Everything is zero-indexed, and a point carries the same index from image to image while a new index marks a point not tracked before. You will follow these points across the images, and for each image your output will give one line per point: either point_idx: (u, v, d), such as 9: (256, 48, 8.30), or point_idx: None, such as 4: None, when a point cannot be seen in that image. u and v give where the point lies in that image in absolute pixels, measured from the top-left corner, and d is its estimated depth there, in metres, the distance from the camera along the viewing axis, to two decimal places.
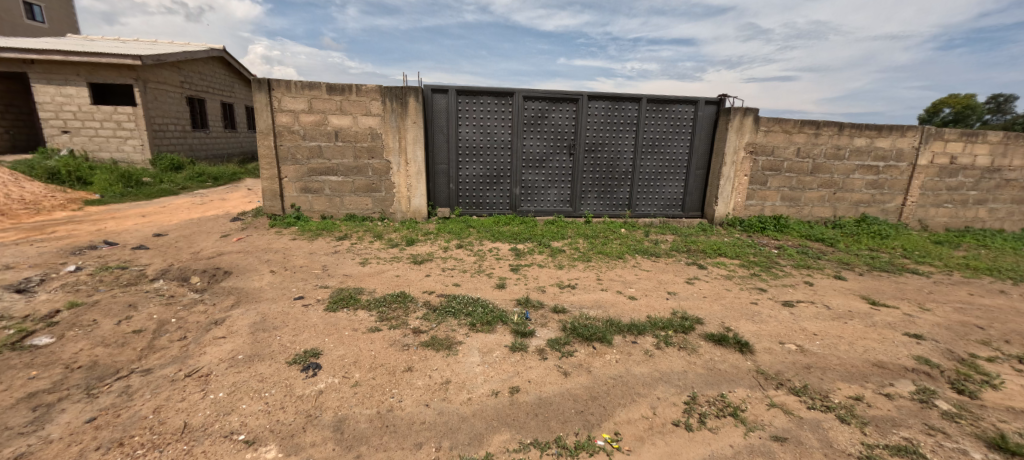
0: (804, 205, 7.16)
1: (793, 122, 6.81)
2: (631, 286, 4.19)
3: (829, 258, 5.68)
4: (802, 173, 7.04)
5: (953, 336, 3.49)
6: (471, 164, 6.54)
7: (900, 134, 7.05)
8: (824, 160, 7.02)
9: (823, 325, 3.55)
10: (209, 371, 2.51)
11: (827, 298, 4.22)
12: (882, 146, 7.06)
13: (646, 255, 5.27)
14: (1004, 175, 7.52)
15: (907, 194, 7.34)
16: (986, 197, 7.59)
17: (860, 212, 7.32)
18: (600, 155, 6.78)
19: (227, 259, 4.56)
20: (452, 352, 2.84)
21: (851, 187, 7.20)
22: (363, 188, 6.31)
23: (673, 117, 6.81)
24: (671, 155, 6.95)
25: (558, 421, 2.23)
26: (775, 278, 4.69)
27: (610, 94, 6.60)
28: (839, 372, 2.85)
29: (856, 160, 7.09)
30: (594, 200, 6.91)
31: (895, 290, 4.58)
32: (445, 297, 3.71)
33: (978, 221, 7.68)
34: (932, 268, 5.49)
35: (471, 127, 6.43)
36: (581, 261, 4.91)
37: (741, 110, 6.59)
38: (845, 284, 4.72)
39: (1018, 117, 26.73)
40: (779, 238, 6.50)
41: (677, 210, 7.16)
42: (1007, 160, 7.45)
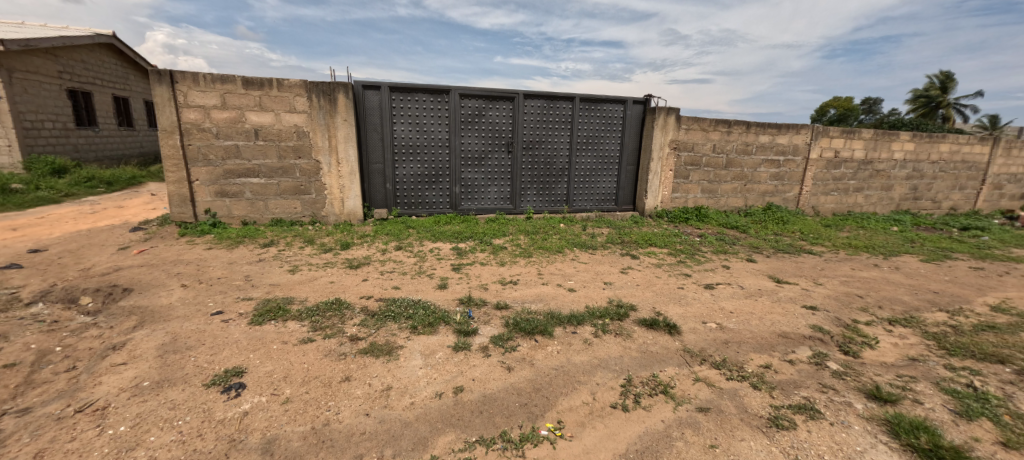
0: (721, 196, 7.86)
1: (709, 121, 7.44)
2: (570, 279, 4.34)
3: (742, 243, 6.28)
4: (718, 167, 7.72)
5: (839, 305, 4.04)
6: (408, 164, 6.36)
7: (795, 132, 7.98)
8: (735, 155, 7.75)
9: (738, 303, 3.93)
10: (107, 403, 2.21)
11: (741, 279, 4.67)
12: (782, 142, 7.95)
13: (583, 248, 5.48)
14: (875, 167, 8.80)
15: (803, 184, 8.34)
16: (863, 185, 8.84)
17: (766, 201, 8.19)
18: (538, 153, 6.91)
19: (127, 274, 4.02)
20: (393, 357, 2.75)
21: (758, 179, 8.02)
22: (289, 190, 5.88)
23: (604, 116, 7.12)
24: (603, 152, 7.28)
25: (503, 417, 2.25)
26: (698, 264, 5.11)
27: (545, 93, 6.75)
28: (752, 344, 3.17)
29: (761, 155, 7.91)
30: (533, 196, 7.04)
31: (795, 269, 5.20)
32: (384, 301, 3.57)
33: (857, 206, 8.93)
34: (824, 248, 6.29)
35: (407, 125, 6.25)
36: (522, 257, 4.99)
37: (664, 109, 7.07)
38: (756, 266, 5.26)
39: (885, 117, 31.42)
40: (701, 227, 7.06)
41: (611, 204, 7.52)
42: (877, 154, 8.73)
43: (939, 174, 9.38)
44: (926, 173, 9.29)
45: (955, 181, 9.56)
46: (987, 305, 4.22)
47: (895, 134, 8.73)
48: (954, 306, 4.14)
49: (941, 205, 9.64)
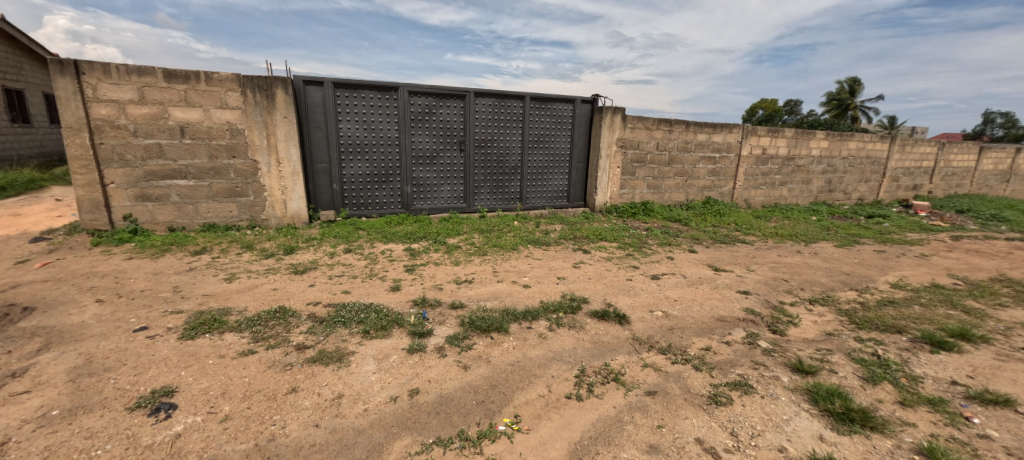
0: (664, 191, 8.29)
1: (652, 120, 7.81)
2: (525, 275, 4.40)
3: (685, 235, 6.66)
4: (661, 164, 8.13)
5: (769, 289, 4.41)
6: (356, 163, 6.12)
7: (729, 130, 8.58)
8: (677, 152, 8.20)
9: (682, 292, 4.17)
10: (6, 438, 1.94)
11: (684, 269, 4.96)
12: (717, 140, 8.51)
13: (537, 245, 5.56)
14: (797, 162, 9.67)
15: (736, 179, 8.99)
16: (787, 180, 9.68)
17: (705, 195, 8.75)
18: (490, 151, 6.91)
19: (29, 291, 3.56)
20: (344, 363, 2.64)
21: (697, 175, 8.55)
22: (223, 192, 5.46)
23: (554, 115, 7.26)
24: (554, 150, 7.42)
25: (460, 415, 2.25)
26: (645, 256, 5.36)
27: (496, 91, 6.75)
28: (694, 329, 3.39)
29: (700, 152, 8.43)
30: (487, 195, 7.03)
31: (731, 257, 5.60)
32: (332, 307, 3.42)
33: (782, 199, 9.77)
34: (756, 237, 6.83)
35: (354, 122, 6.01)
36: (476, 255, 4.98)
37: (611, 109, 7.33)
38: (697, 256, 5.61)
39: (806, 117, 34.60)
40: (647, 221, 7.40)
41: (563, 201, 7.68)
42: (798, 151, 9.59)
43: (849, 168, 10.48)
44: (838, 168, 10.34)
45: (861, 174, 10.73)
46: (888, 283, 4.78)
47: (812, 133, 9.64)
48: (863, 285, 4.65)
49: (851, 196, 10.79)
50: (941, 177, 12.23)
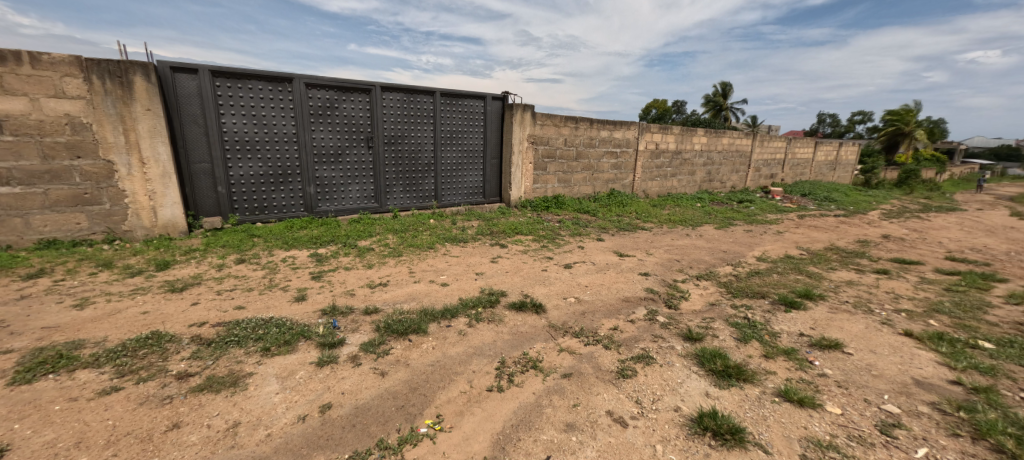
0: (573, 185, 8.75)
1: (559, 117, 8.17)
2: (442, 274, 4.33)
3: (593, 225, 7.10)
4: (569, 159, 8.56)
5: (666, 270, 4.91)
6: (246, 162, 5.46)
7: (627, 128, 9.32)
8: (583, 148, 8.70)
9: (592, 278, 4.46)
10: None
11: (593, 256, 5.30)
12: (617, 137, 9.21)
13: (454, 242, 5.51)
14: (683, 156, 10.87)
15: (635, 172, 9.83)
16: (676, 171, 10.84)
17: (609, 188, 9.42)
18: (401, 148, 6.65)
19: None
20: (240, 387, 2.36)
21: (602, 169, 9.16)
22: (66, 201, 4.50)
23: (465, 111, 7.22)
24: (468, 146, 7.39)
25: (378, 424, 2.15)
26: (558, 247, 5.62)
27: (403, 86, 6.50)
28: (603, 311, 3.65)
29: (603, 148, 9.04)
30: (400, 193, 6.76)
31: (633, 243, 6.12)
32: (223, 326, 3.03)
33: (673, 188, 10.93)
34: (653, 224, 7.55)
35: (240, 117, 5.36)
36: (391, 257, 4.77)
37: (521, 106, 7.51)
38: (604, 244, 6.04)
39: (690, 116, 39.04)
40: (559, 214, 7.74)
41: (479, 197, 7.71)
42: (684, 146, 10.78)
43: (723, 161, 12.08)
44: (715, 161, 11.86)
45: (733, 166, 12.45)
46: (756, 258, 5.63)
47: (694, 130, 10.91)
48: (737, 261, 5.41)
49: (726, 185, 12.46)
50: (790, 167, 14.71)
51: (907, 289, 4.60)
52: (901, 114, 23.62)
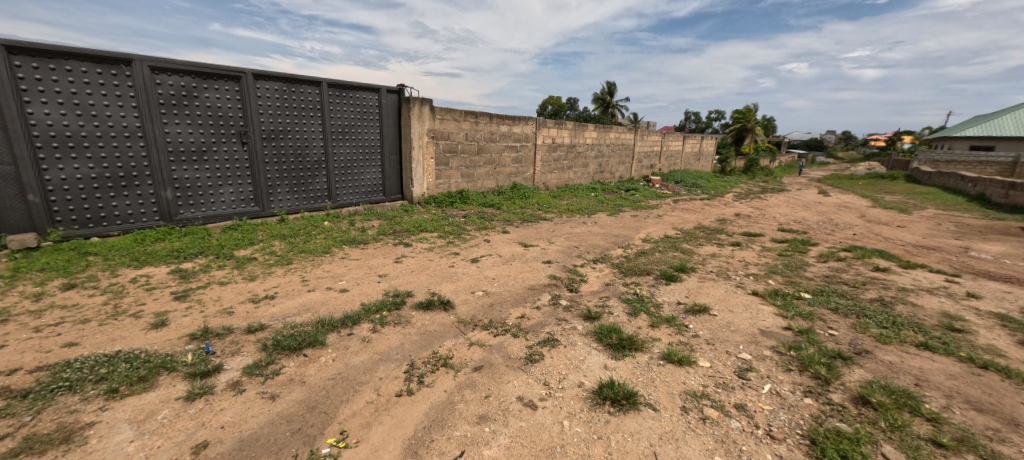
0: (476, 179, 8.78)
1: (458, 112, 8.11)
2: (341, 279, 4.01)
3: (498, 219, 7.21)
4: (471, 153, 8.56)
5: (567, 257, 5.21)
6: (67, 162, 4.38)
7: (525, 123, 9.62)
8: (484, 142, 8.76)
9: (499, 270, 4.53)
10: None
11: (499, 249, 5.39)
12: (517, 131, 9.46)
13: (353, 244, 5.15)
14: (577, 149, 11.59)
15: (534, 165, 10.20)
16: (572, 164, 11.53)
17: (511, 181, 9.65)
18: (283, 143, 5.97)
19: None
20: (78, 443, 1.92)
21: (504, 163, 9.34)
22: None
23: (357, 104, 6.75)
24: (362, 141, 6.93)
25: (270, 454, 1.92)
26: (464, 242, 5.60)
27: (282, 75, 5.84)
28: (511, 302, 3.73)
29: (503, 142, 9.21)
30: (286, 194, 6.07)
31: (537, 234, 6.37)
32: (49, 369, 2.42)
33: (570, 180, 11.62)
34: (554, 214, 7.94)
35: (56, 106, 4.29)
36: (278, 265, 4.28)
37: (418, 99, 7.27)
38: (509, 235, 6.18)
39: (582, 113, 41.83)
40: (464, 209, 7.70)
41: (379, 195, 7.29)
42: (577, 140, 11.50)
43: (612, 153, 13.18)
44: (605, 153, 12.88)
45: (620, 158, 13.66)
46: (642, 239, 6.26)
47: (585, 125, 11.70)
48: (627, 243, 5.97)
49: (615, 175, 13.63)
50: (665, 158, 16.64)
51: (756, 257, 5.53)
52: (745, 114, 27.81)
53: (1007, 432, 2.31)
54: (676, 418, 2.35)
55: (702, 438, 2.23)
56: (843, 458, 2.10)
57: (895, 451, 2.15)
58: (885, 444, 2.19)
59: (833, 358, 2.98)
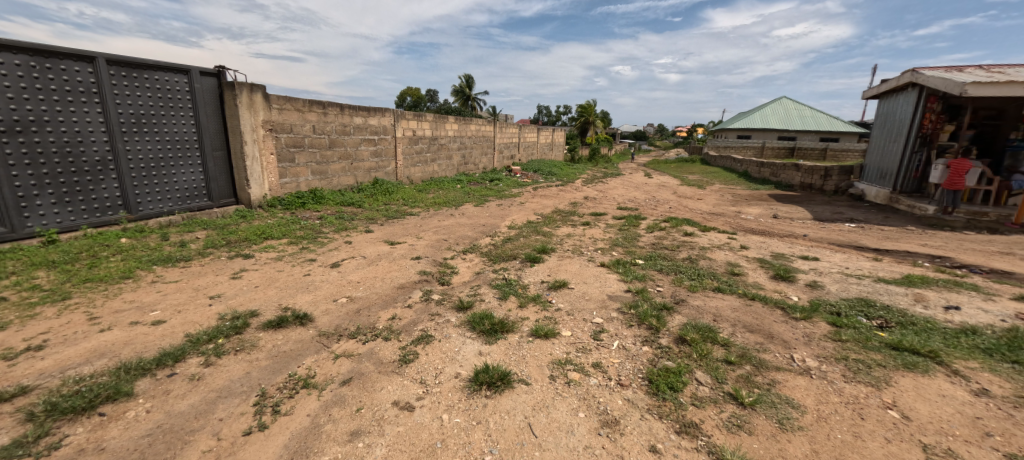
0: (331, 176, 8.00)
1: (301, 101, 7.23)
2: (154, 308, 3.22)
3: (360, 217, 6.70)
4: (322, 147, 7.75)
5: (436, 251, 5.13)
6: None
7: (381, 114, 9.10)
8: (336, 135, 8.01)
9: (363, 272, 4.23)
10: None
11: (362, 250, 5.02)
12: (373, 123, 8.88)
13: (171, 262, 4.19)
14: (440, 141, 11.45)
15: (396, 159, 9.75)
16: (435, 156, 11.35)
17: (372, 177, 9.05)
18: (39, 138, 4.44)
19: None
20: None
21: (361, 157, 8.69)
22: None
23: (159, 88, 5.44)
24: (171, 135, 5.62)
25: None
26: (321, 246, 5.05)
27: (27, 45, 4.32)
28: (379, 304, 3.53)
29: (359, 135, 8.56)
30: (52, 207, 4.55)
31: (403, 230, 6.12)
32: None
33: (435, 173, 11.45)
34: (420, 209, 7.74)
35: None
36: (50, 303, 3.21)
37: (246, 85, 6.22)
38: (373, 234, 5.80)
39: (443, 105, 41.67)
40: (319, 209, 6.94)
41: (204, 200, 6.04)
42: (439, 132, 11.36)
43: (474, 145, 13.41)
44: (467, 145, 13.03)
45: (482, 149, 14.01)
46: (508, 227, 6.56)
47: (446, 118, 11.63)
48: (494, 232, 6.18)
49: (478, 167, 13.95)
50: (523, 149, 17.68)
51: (603, 234, 6.31)
52: (586, 108, 31.30)
53: (769, 343, 3.14)
54: (545, 387, 2.55)
55: (568, 400, 2.47)
56: (671, 389, 2.58)
57: (704, 375, 2.72)
58: (698, 371, 2.76)
59: (661, 310, 3.61)
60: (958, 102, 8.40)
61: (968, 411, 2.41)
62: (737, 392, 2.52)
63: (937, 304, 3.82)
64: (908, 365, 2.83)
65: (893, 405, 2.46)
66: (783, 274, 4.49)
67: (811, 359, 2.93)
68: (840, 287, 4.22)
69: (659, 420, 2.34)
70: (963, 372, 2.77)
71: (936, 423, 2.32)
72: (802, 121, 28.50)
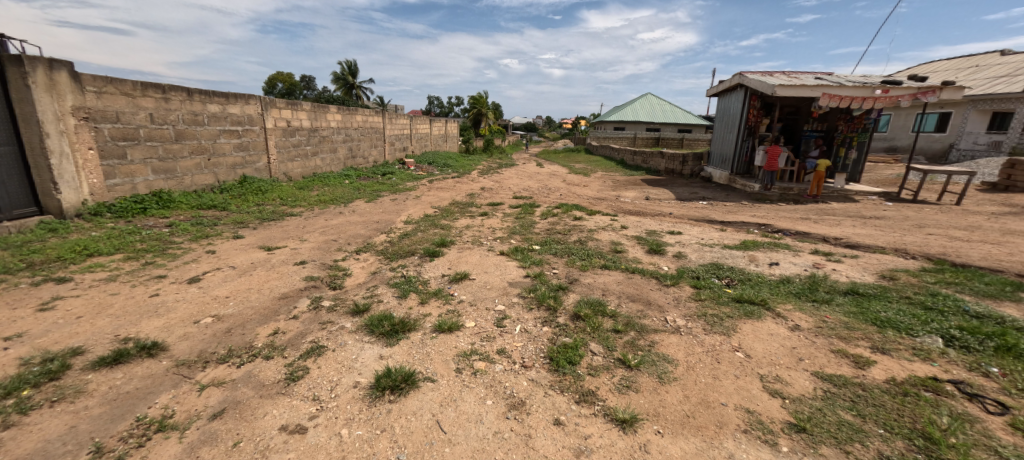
0: (182, 175, 6.75)
1: (129, 84, 5.93)
2: None
3: (225, 222, 5.79)
4: (166, 140, 6.49)
5: (323, 253, 4.68)
6: None
7: (245, 102, 7.92)
8: (184, 126, 6.76)
9: (232, 285, 3.66)
10: None
11: (230, 260, 4.33)
12: (234, 112, 7.69)
13: None
14: (321, 133, 10.41)
15: (268, 153, 8.60)
16: (317, 149, 10.26)
17: (238, 174, 7.86)
18: None
19: None
20: None
21: (222, 152, 7.47)
22: None
23: None
24: None
25: None
26: (174, 259, 4.23)
27: None
28: (255, 319, 3.10)
29: (216, 125, 7.34)
30: None
31: (281, 233, 5.45)
32: None
33: (319, 168, 10.39)
34: (302, 208, 6.98)
35: None
36: None
37: (43, 61, 4.87)
38: (244, 241, 5.06)
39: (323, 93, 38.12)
40: (168, 215, 5.80)
41: None
42: (319, 123, 10.31)
43: (361, 137, 12.50)
44: (354, 137, 12.09)
45: (371, 141, 13.14)
46: (404, 222, 6.28)
47: (326, 107, 10.60)
48: (389, 228, 5.86)
49: (368, 160, 13.06)
50: (416, 141, 17.06)
51: (501, 223, 6.42)
52: (479, 100, 31.40)
53: (647, 309, 3.54)
54: (452, 381, 2.52)
55: (475, 390, 2.48)
56: (569, 363, 2.75)
57: (597, 345, 2.96)
58: (592, 343, 2.99)
59: (557, 290, 3.83)
60: (771, 100, 10.40)
61: (789, 343, 3.04)
62: (625, 357, 2.80)
63: (765, 262, 4.72)
64: (748, 313, 3.46)
65: (740, 348, 2.98)
66: (656, 248, 5.11)
67: (681, 319, 3.38)
68: (699, 255, 4.96)
69: (561, 394, 2.48)
70: (784, 313, 3.48)
71: (769, 357, 2.87)
72: (664, 114, 32.57)
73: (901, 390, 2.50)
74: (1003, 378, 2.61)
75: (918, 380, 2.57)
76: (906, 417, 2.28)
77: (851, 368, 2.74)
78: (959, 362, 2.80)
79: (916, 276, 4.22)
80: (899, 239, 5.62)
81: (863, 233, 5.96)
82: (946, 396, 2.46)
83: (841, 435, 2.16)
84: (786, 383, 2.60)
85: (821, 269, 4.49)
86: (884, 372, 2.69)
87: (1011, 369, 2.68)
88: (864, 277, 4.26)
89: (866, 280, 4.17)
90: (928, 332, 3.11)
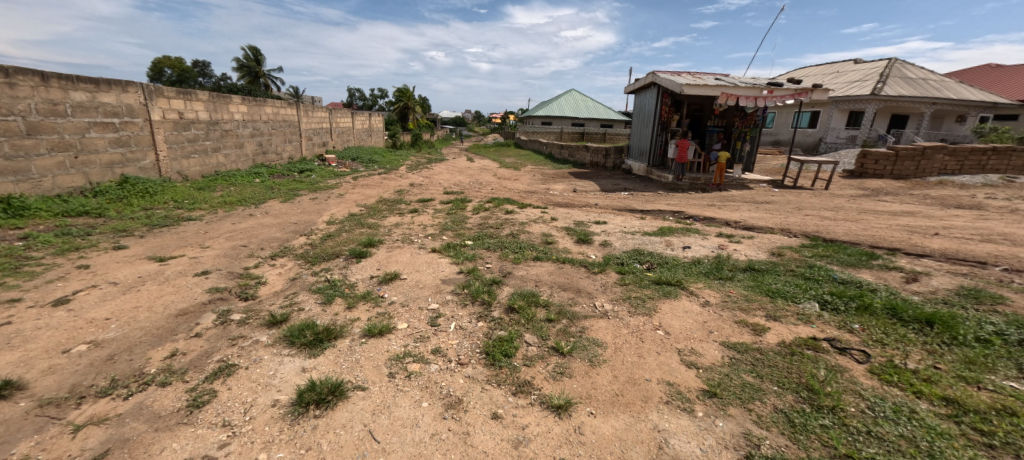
0: (41, 176, 5.67)
1: None
2: None
3: (101, 230, 4.94)
4: (13, 135, 5.40)
5: (229, 261, 4.19)
6: None
7: (121, 90, 6.78)
8: (38, 117, 5.66)
9: (114, 304, 3.14)
10: None
11: (110, 275, 3.71)
12: (109, 102, 6.58)
13: None
14: (222, 127, 9.30)
15: (157, 149, 7.48)
16: (218, 145, 9.14)
17: (118, 174, 6.73)
18: None
19: None
20: None
21: (93, 148, 6.36)
22: None
23: None
24: None
25: None
26: (32, 278, 3.52)
27: None
28: (146, 342, 2.69)
29: (84, 117, 6.23)
30: None
31: (176, 241, 4.78)
32: None
33: (221, 165, 9.28)
34: (203, 211, 6.20)
35: None
36: None
37: None
38: (129, 252, 4.36)
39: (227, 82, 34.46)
40: (22, 224, 4.81)
41: None
42: (219, 115, 9.20)
43: (273, 131, 11.38)
44: (264, 131, 10.96)
45: (284, 136, 12.02)
46: (326, 223, 5.86)
47: (227, 97, 9.48)
48: (310, 230, 5.43)
49: (282, 156, 11.96)
50: (337, 135, 15.99)
51: (432, 220, 6.25)
52: (405, 93, 30.28)
53: (577, 296, 3.70)
54: (384, 387, 2.42)
55: (410, 393, 2.40)
56: (505, 355, 2.77)
57: (532, 336, 3.02)
58: (527, 334, 3.04)
59: (491, 284, 3.83)
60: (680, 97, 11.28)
61: (700, 318, 3.35)
62: (558, 345, 2.89)
63: (679, 246, 5.14)
64: (666, 293, 3.76)
65: (660, 326, 3.23)
66: (584, 238, 5.33)
67: (608, 303, 3.58)
68: (622, 242, 5.27)
69: (498, 388, 2.49)
70: (695, 291, 3.83)
71: (685, 333, 3.14)
72: (587, 110, 34.05)
73: (789, 351, 2.87)
74: (862, 332, 3.12)
75: (802, 341, 2.98)
76: (794, 373, 2.63)
77: (751, 335, 3.09)
78: (830, 322, 3.29)
79: (797, 251, 4.89)
80: (785, 220, 6.45)
81: (757, 217, 6.75)
82: (823, 352, 2.88)
83: (744, 395, 2.44)
84: (699, 355, 2.86)
85: (725, 249, 5.00)
86: (775, 336, 3.07)
87: (867, 325, 3.21)
88: (758, 254, 4.84)
89: (760, 257, 4.74)
90: (808, 298, 3.63)
